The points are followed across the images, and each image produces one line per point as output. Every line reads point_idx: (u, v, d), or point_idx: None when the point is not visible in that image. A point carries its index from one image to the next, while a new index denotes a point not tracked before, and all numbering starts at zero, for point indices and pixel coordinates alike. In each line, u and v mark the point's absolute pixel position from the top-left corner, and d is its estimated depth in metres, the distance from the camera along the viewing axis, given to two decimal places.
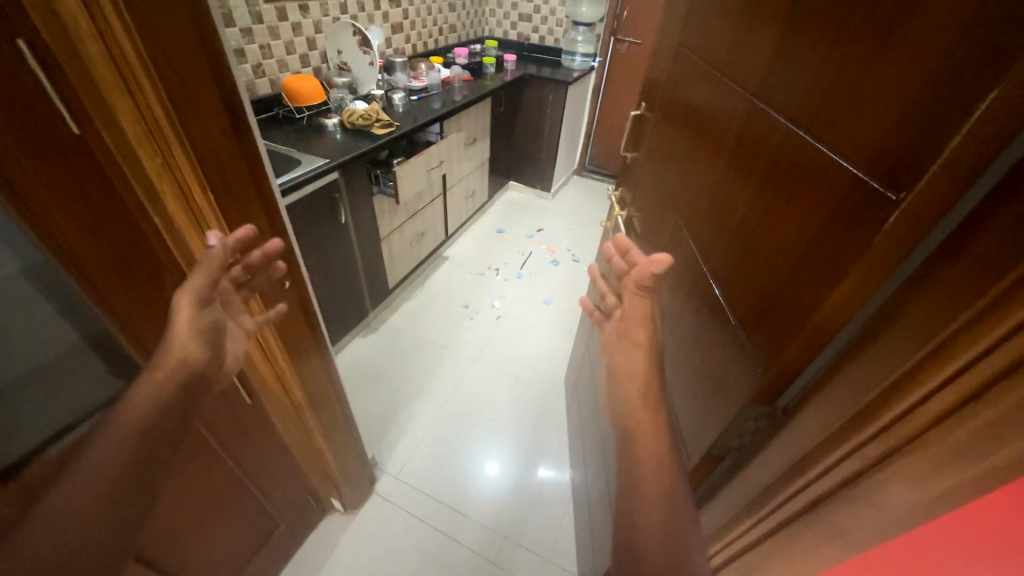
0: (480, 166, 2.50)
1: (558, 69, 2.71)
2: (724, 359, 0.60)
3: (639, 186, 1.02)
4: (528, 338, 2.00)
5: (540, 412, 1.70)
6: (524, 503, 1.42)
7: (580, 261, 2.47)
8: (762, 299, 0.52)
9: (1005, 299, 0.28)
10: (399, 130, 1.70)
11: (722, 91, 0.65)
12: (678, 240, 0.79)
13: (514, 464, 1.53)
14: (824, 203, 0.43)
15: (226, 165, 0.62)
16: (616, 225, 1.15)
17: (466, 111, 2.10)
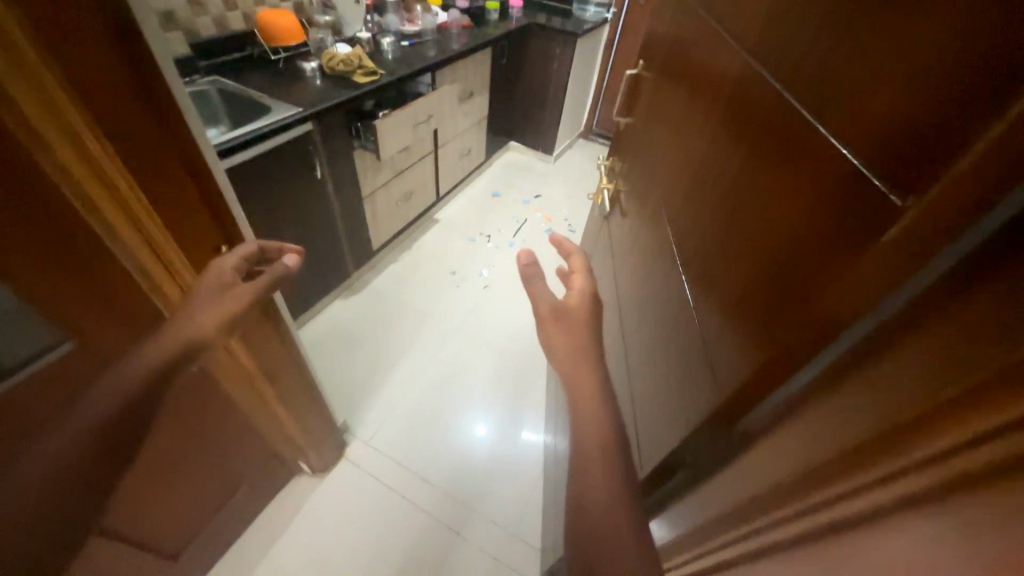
0: (477, 123, 2.34)
1: (568, 18, 2.48)
2: (695, 354, 0.55)
3: (630, 157, 0.92)
4: (514, 309, 1.95)
5: (521, 382, 1.68)
6: (494, 474, 1.42)
7: (576, 232, 2.38)
8: (733, 292, 0.47)
9: (1009, 377, 0.20)
10: (385, 79, 1.56)
11: (720, 49, 0.55)
12: (660, 221, 0.71)
13: (492, 431, 1.53)
14: (804, 185, 0.36)
15: (128, 115, 0.50)
16: (603, 199, 1.05)
17: (463, 62, 1.94)
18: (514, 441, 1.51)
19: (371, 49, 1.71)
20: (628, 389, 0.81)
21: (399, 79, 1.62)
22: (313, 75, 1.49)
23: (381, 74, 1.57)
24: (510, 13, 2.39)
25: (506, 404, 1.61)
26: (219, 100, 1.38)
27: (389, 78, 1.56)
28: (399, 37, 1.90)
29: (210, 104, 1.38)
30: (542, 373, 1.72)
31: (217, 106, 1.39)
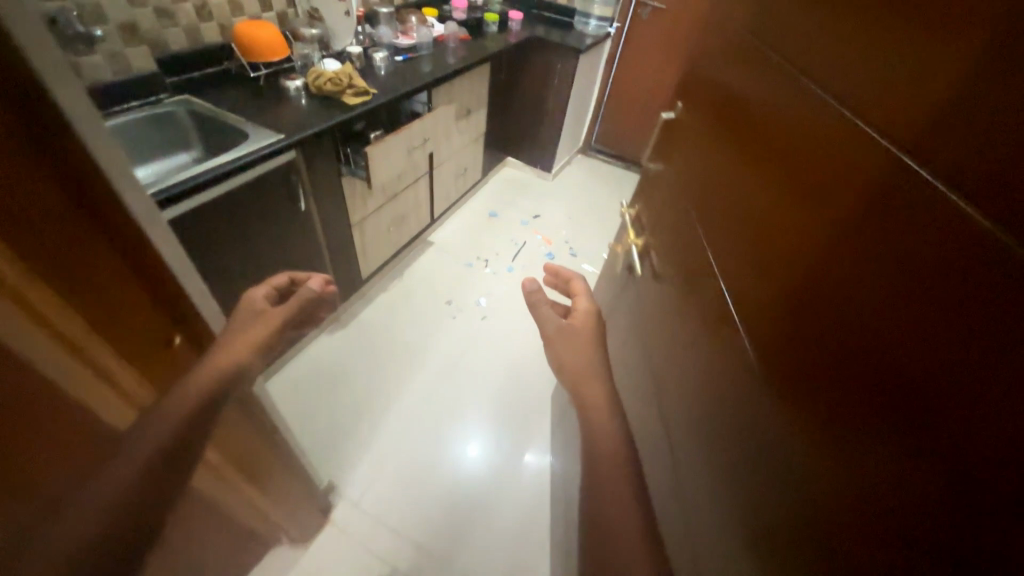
0: (475, 141, 2.22)
1: (569, 33, 2.38)
2: (738, 420, 0.47)
3: (662, 211, 0.81)
4: (515, 339, 1.84)
5: (522, 417, 1.58)
6: (489, 520, 1.31)
7: (577, 256, 2.27)
8: (777, 344, 0.43)
9: None
10: (379, 98, 1.43)
11: (781, 93, 0.49)
12: (697, 278, 0.64)
13: (492, 449, 1.48)
14: (868, 222, 0.34)
15: (38, 203, 0.35)
16: (627, 253, 0.93)
17: (461, 78, 1.82)
18: (513, 482, 1.40)
19: (362, 65, 1.58)
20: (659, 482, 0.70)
21: (393, 99, 1.49)
22: (299, 94, 1.36)
23: (373, 94, 1.43)
24: (509, 26, 2.28)
25: (504, 422, 1.56)
26: (191, 123, 1.22)
27: (382, 98, 1.43)
28: (392, 51, 1.77)
29: (179, 127, 1.21)
30: (546, 406, 1.62)
31: (187, 129, 1.23)
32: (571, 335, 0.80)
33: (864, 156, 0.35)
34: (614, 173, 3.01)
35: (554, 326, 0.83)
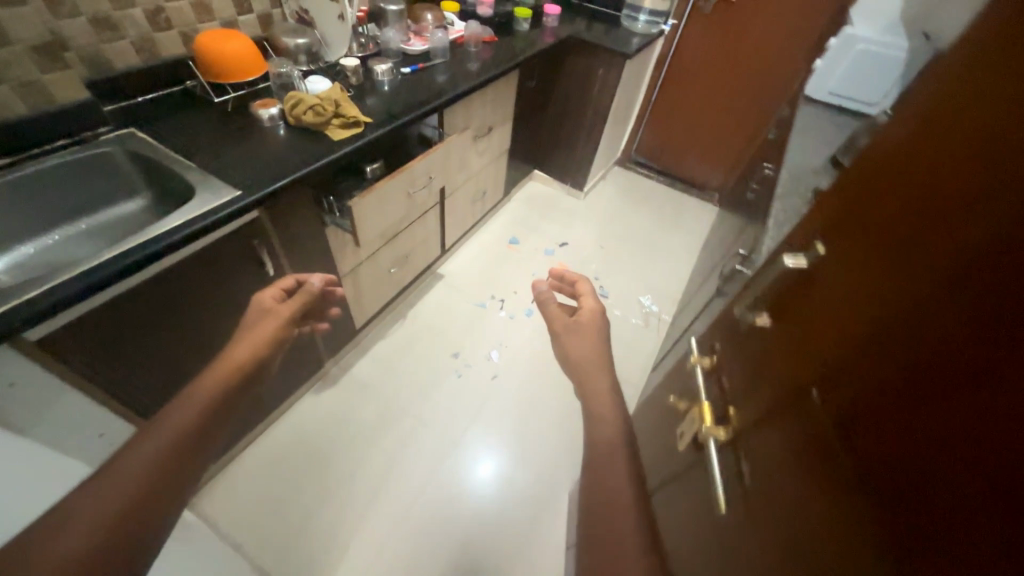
0: (497, 159, 1.91)
1: (615, 30, 2.02)
2: (801, 505, 0.36)
3: (752, 402, 0.51)
4: (530, 410, 1.57)
5: (532, 518, 1.34)
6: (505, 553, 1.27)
7: (609, 297, 1.95)
8: (826, 459, 0.35)
9: None
10: (372, 130, 1.15)
11: (907, 212, 0.33)
12: (759, 443, 0.46)
13: (507, 470, 1.43)
14: (927, 199, 0.31)
15: None
16: (691, 433, 0.62)
17: (481, 92, 1.51)
18: (530, 515, 1.34)
19: (359, 81, 1.30)
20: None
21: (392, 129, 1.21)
22: (275, 125, 1.09)
23: (366, 124, 1.15)
24: (544, 22, 1.94)
25: (520, 445, 1.49)
26: (133, 166, 0.98)
27: (377, 130, 1.15)
28: (400, 59, 1.48)
29: (116, 170, 0.96)
30: (563, 504, 1.37)
31: (128, 172, 0.98)
32: (583, 346, 0.65)
33: (944, 221, 0.29)
34: (656, 189, 2.64)
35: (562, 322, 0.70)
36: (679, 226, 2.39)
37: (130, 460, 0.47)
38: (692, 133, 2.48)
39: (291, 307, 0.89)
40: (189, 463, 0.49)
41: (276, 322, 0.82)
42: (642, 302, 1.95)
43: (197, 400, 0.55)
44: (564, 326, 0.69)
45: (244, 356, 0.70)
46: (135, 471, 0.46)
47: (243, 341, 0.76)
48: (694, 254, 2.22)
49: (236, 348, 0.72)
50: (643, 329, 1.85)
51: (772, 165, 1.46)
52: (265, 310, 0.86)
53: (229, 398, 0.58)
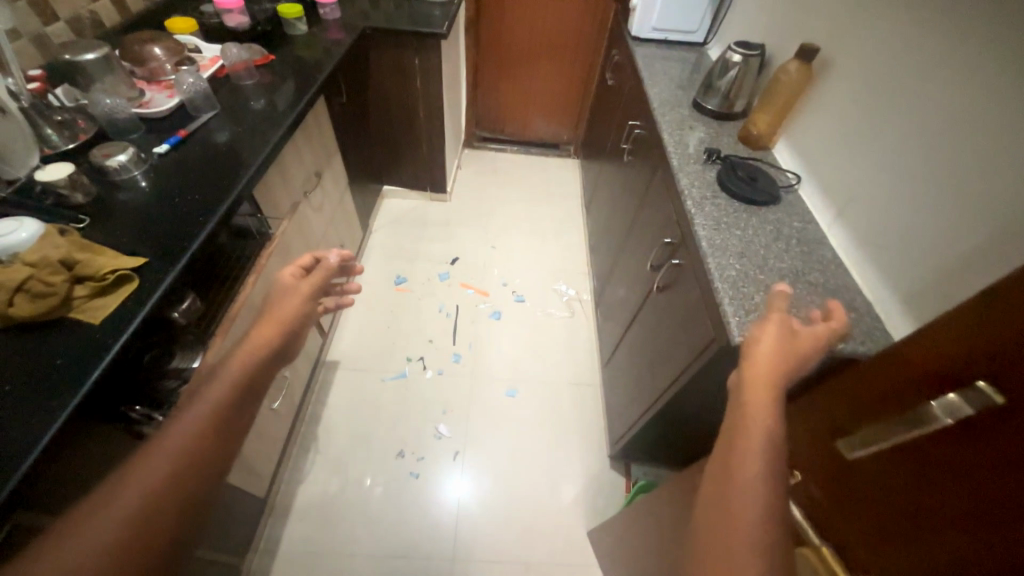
0: (341, 202, 1.53)
1: (411, 5, 1.69)
2: None
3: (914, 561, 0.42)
4: (517, 475, 1.38)
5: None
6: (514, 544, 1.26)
7: (526, 300, 1.80)
8: None
9: None
10: (157, 278, 0.71)
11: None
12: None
13: (488, 488, 1.35)
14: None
15: None
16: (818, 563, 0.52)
17: (292, 142, 1.12)
18: (537, 534, 1.28)
19: (91, 196, 0.81)
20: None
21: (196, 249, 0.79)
22: None
23: (135, 268, 0.71)
24: (322, 16, 1.52)
25: (508, 475, 1.38)
26: None
27: (165, 274, 0.72)
28: (144, 131, 0.99)
29: None
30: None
31: None
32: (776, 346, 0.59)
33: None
34: (514, 161, 2.48)
35: (783, 320, 0.61)
36: (553, 193, 2.30)
37: (176, 432, 0.49)
38: (528, 94, 2.34)
39: (312, 282, 0.71)
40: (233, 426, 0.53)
41: (295, 303, 0.67)
42: (559, 291, 1.85)
43: (225, 380, 0.54)
44: (782, 322, 0.61)
45: (266, 335, 0.61)
46: (176, 447, 0.48)
47: (266, 323, 0.63)
48: (580, 218, 2.17)
49: (261, 327, 0.62)
50: (572, 320, 1.76)
51: (640, 123, 1.39)
52: (282, 287, 0.69)
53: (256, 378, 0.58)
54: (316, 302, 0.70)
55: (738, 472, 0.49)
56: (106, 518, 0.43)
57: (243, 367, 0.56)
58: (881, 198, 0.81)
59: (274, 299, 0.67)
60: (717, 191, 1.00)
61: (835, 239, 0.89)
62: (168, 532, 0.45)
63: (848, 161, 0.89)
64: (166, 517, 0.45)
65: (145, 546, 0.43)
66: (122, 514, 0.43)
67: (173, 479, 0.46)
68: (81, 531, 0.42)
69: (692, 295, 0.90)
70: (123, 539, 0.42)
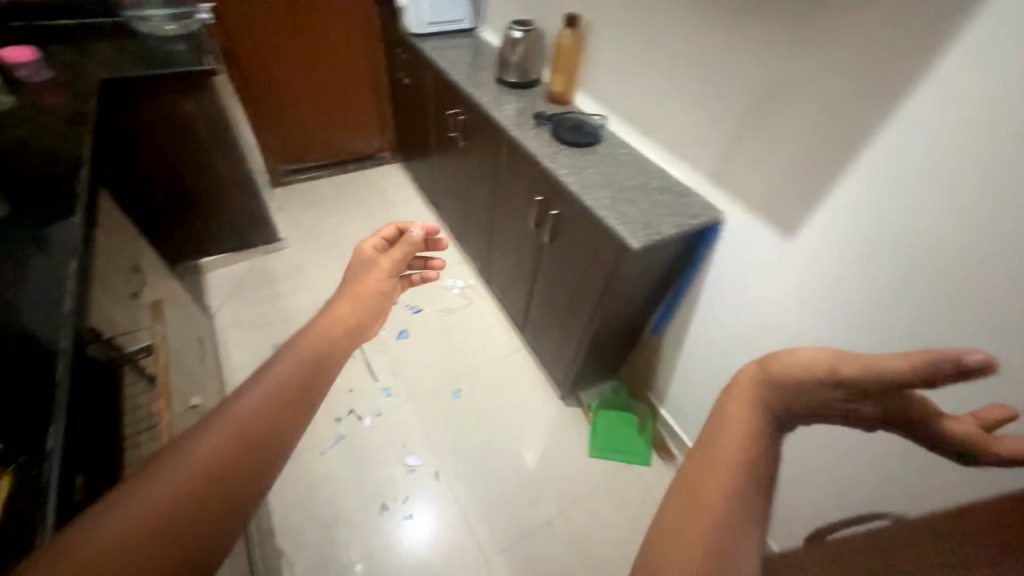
0: (173, 292, 1.27)
1: (146, 46, 1.42)
2: None
3: None
4: (497, 459, 1.43)
5: (606, 528, 1.31)
6: (527, 514, 1.33)
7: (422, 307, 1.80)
8: None
9: None
10: (36, 455, 0.53)
11: None
12: None
13: (477, 485, 1.37)
14: None
15: None
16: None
17: (94, 241, 0.88)
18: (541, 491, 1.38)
19: None
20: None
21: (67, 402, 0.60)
22: None
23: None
24: (24, 81, 1.17)
25: (490, 462, 1.42)
26: None
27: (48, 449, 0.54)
28: None
29: None
30: (602, 492, 1.38)
31: None
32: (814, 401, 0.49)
33: None
34: (336, 183, 2.34)
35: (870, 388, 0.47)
36: (392, 200, 2.27)
37: (260, 389, 0.47)
38: (319, 113, 2.20)
39: (391, 257, 0.75)
40: (304, 401, 0.49)
41: (376, 277, 0.70)
42: (447, 286, 1.90)
43: (305, 346, 0.54)
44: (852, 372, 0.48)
45: (351, 307, 0.63)
46: (249, 407, 0.45)
47: (351, 297, 0.65)
48: (430, 214, 2.21)
49: (339, 305, 0.63)
50: (472, 305, 1.84)
51: (461, 110, 1.50)
52: (363, 260, 0.73)
53: (338, 354, 0.56)
54: (392, 279, 0.74)
55: (699, 503, 0.46)
56: (168, 475, 0.39)
57: (317, 346, 0.54)
58: (663, 112, 1.10)
59: (356, 273, 0.71)
60: (558, 145, 1.19)
61: (651, 154, 1.17)
62: (205, 524, 0.38)
63: (632, 93, 1.17)
64: (227, 491, 0.40)
65: (194, 525, 0.38)
66: (188, 474, 0.39)
67: (247, 438, 0.43)
68: (117, 509, 0.36)
69: (581, 230, 1.08)
70: (156, 525, 0.36)
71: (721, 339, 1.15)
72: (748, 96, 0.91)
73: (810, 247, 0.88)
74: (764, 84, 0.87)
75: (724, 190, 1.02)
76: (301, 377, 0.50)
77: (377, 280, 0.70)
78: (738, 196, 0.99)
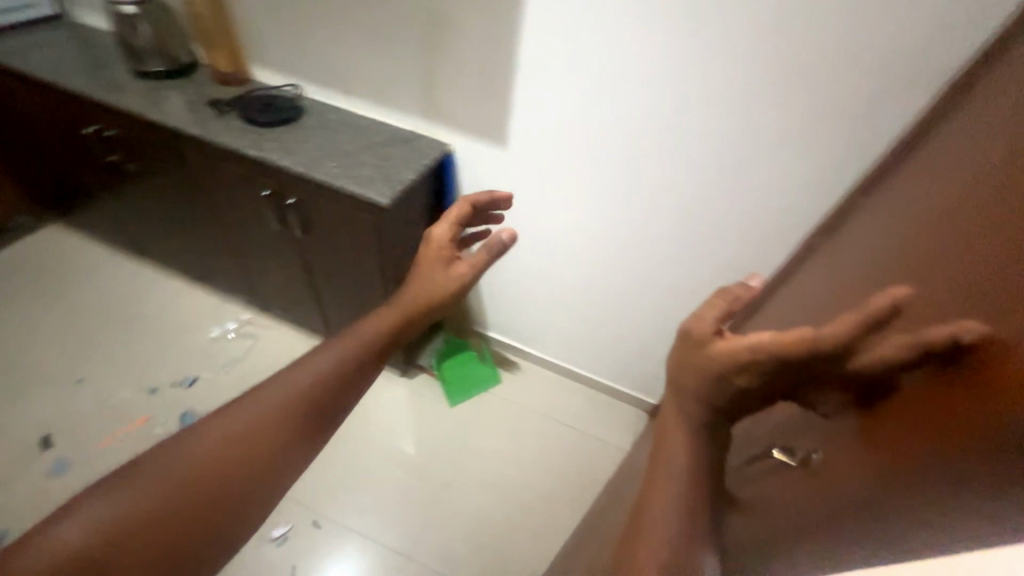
0: None
1: None
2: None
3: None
4: (372, 463, 1.37)
5: (492, 451, 1.43)
6: (424, 491, 1.34)
7: (196, 376, 1.45)
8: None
9: None
10: None
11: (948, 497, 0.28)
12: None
13: (361, 502, 1.30)
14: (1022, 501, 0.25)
15: None
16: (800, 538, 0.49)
17: None
18: (426, 464, 1.39)
19: None
20: (684, 285, 1.11)
21: None
22: None
23: None
24: None
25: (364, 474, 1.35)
26: None
27: None
28: None
29: None
30: (477, 426, 1.48)
31: None
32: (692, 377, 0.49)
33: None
34: None
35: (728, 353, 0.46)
36: (75, 271, 1.65)
37: (265, 403, 0.52)
38: None
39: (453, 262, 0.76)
40: (305, 427, 0.52)
41: (429, 284, 0.73)
42: (217, 334, 1.55)
43: (335, 357, 0.58)
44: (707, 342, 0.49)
45: (394, 321, 0.66)
46: (251, 417, 0.50)
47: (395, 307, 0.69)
48: (143, 263, 1.70)
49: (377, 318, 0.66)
50: (262, 337, 1.56)
51: (108, 124, 1.16)
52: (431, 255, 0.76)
53: (363, 376, 0.59)
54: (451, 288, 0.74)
55: (647, 511, 0.44)
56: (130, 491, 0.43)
57: (344, 367, 0.58)
58: (345, 62, 1.06)
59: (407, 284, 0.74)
60: (253, 130, 1.08)
61: (360, 110, 1.13)
62: (195, 526, 0.44)
63: (305, 50, 1.08)
64: (196, 510, 0.44)
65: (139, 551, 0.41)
66: (147, 491, 0.43)
67: (233, 452, 0.47)
68: (121, 495, 0.42)
69: (326, 209, 1.03)
70: (113, 531, 0.41)
71: None
72: (404, 26, 0.95)
73: (522, 151, 1.04)
74: (416, 16, 0.92)
75: (434, 122, 1.08)
76: (309, 401, 0.53)
77: (436, 290, 0.72)
78: (446, 123, 1.06)
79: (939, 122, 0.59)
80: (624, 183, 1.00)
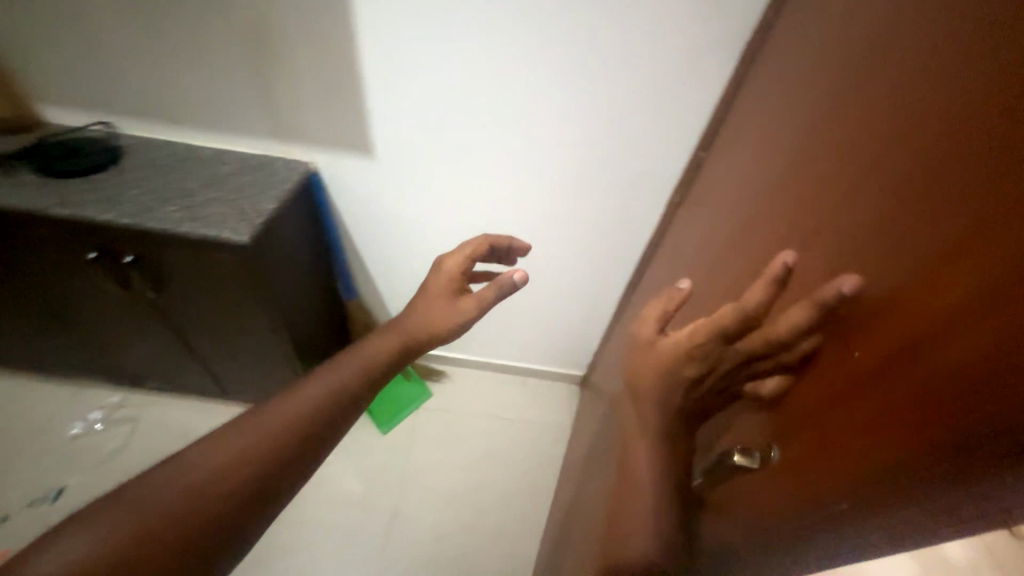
0: None
1: None
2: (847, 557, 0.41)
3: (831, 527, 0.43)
4: (307, 519, 1.26)
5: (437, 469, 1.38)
6: (371, 531, 1.26)
7: (59, 488, 1.20)
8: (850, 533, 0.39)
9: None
10: None
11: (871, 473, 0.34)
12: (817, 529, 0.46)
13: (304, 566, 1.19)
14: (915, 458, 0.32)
15: None
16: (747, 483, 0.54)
17: None
18: (369, 502, 1.31)
19: None
20: (582, 260, 1.15)
21: None
22: None
23: None
24: None
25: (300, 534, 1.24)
26: None
27: None
28: None
29: None
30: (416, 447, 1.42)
31: None
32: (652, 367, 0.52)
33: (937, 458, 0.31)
34: None
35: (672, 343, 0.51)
36: None
37: (264, 428, 0.53)
38: None
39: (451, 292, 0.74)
40: (307, 451, 0.54)
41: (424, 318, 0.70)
42: (78, 430, 1.29)
43: (329, 383, 0.60)
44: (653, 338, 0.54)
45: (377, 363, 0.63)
46: (251, 440, 0.52)
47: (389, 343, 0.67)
48: None
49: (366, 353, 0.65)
50: (140, 419, 1.33)
51: None
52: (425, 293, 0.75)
53: (358, 402, 0.61)
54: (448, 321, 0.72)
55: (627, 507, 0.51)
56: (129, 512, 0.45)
57: (340, 391, 0.59)
58: (160, 90, 0.92)
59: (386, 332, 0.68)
60: (55, 185, 0.89)
61: (197, 140, 0.99)
62: (170, 542, 0.45)
63: (105, 82, 0.91)
64: (196, 533, 0.46)
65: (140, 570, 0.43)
66: (155, 512, 0.45)
67: (236, 473, 0.49)
68: (92, 526, 0.44)
69: (176, 261, 0.90)
70: (114, 555, 0.43)
71: (394, 262, 1.24)
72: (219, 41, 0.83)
73: (394, 158, 0.99)
74: (230, 28, 0.81)
75: (286, 143, 0.98)
76: (307, 429, 0.55)
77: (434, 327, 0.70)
78: (300, 142, 0.97)
79: (762, 84, 0.66)
80: (500, 176, 1.00)
